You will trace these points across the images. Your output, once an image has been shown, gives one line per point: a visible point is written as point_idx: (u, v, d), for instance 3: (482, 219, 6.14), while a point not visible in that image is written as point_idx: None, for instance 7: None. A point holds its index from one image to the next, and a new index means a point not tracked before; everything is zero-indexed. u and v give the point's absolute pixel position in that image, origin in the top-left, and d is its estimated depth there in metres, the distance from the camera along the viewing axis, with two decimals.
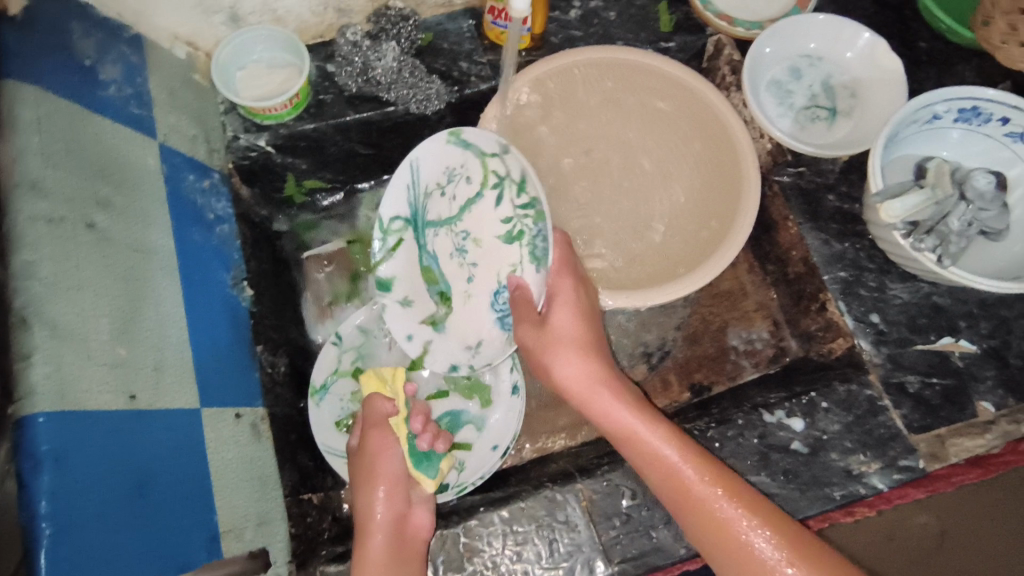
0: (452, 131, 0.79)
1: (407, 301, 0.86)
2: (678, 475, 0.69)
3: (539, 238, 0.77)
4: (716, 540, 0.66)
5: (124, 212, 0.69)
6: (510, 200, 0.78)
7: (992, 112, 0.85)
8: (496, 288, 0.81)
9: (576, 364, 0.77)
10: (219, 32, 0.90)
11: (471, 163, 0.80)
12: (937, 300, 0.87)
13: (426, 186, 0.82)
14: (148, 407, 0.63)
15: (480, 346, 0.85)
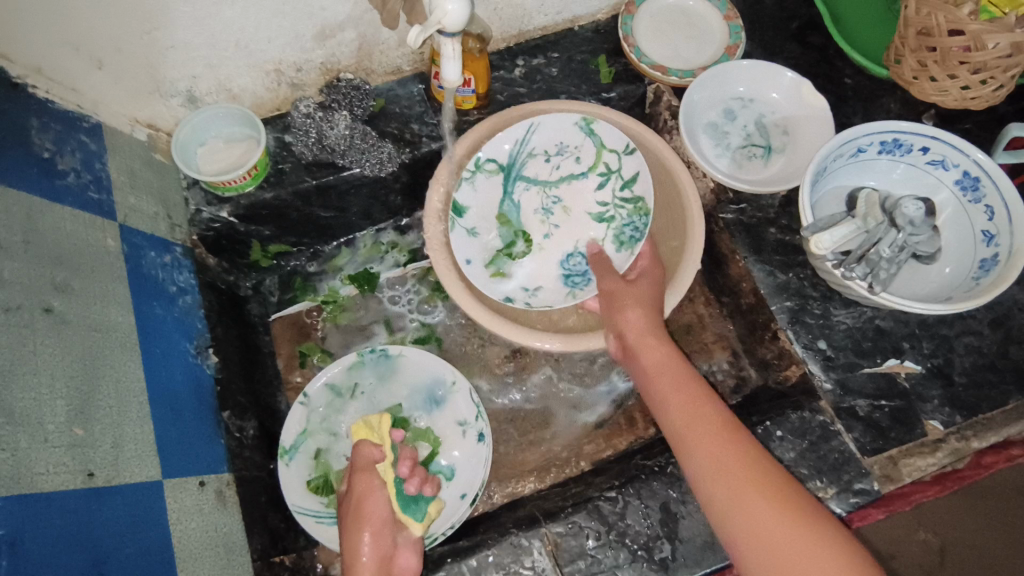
0: (584, 117, 0.98)
1: (474, 231, 0.99)
2: (699, 415, 0.75)
3: (628, 226, 1.00)
4: (711, 470, 0.70)
5: (82, 294, 0.72)
6: (611, 189, 1.01)
7: (912, 143, 0.90)
8: (570, 251, 1.01)
9: (637, 317, 0.86)
10: (178, 113, 0.95)
11: (587, 147, 1.01)
12: (880, 323, 0.90)
13: (535, 149, 1.00)
14: (106, 483, 0.65)
15: (537, 288, 0.99)
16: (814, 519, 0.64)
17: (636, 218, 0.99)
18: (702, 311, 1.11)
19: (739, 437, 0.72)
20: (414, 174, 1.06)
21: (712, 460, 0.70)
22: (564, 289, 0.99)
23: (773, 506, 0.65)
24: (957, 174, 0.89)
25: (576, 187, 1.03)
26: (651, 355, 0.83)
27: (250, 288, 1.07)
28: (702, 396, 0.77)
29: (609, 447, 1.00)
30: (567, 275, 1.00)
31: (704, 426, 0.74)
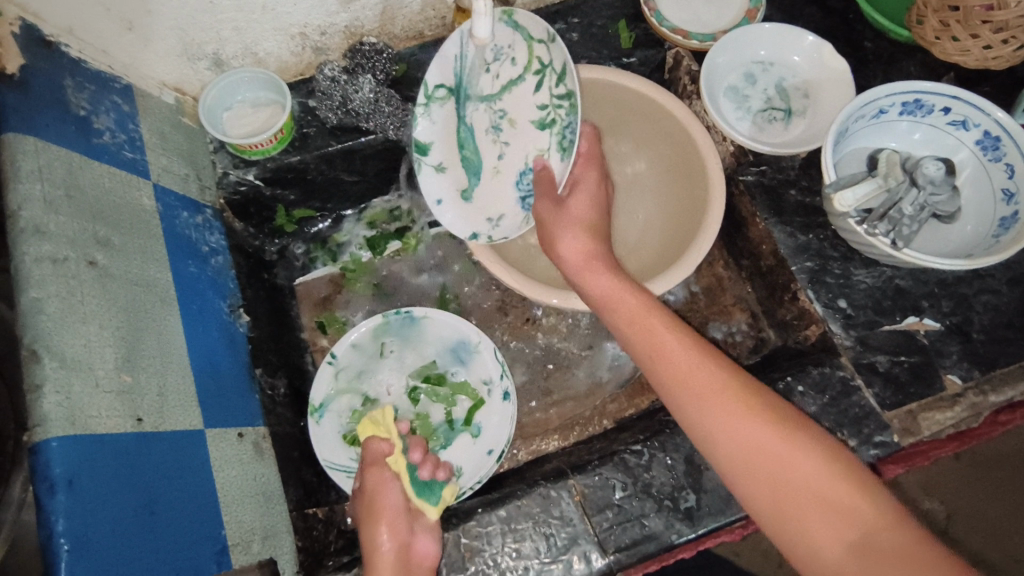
0: (504, 9, 0.77)
1: (442, 167, 0.90)
2: (658, 343, 0.71)
3: (568, 129, 0.80)
4: (682, 395, 0.67)
5: (123, 249, 0.73)
6: (549, 88, 0.80)
7: (934, 104, 0.91)
8: (524, 170, 0.85)
9: (579, 240, 0.81)
10: (205, 76, 0.95)
11: (518, 45, 0.80)
12: (900, 282, 0.92)
13: (471, 59, 0.82)
14: (153, 429, 0.67)
15: (500, 218, 0.88)
16: (796, 432, 0.62)
17: (574, 119, 0.79)
18: (720, 275, 1.12)
19: (702, 363, 0.68)
20: None
21: (686, 393, 0.67)
22: (521, 213, 0.87)
23: (755, 423, 0.63)
24: (978, 134, 0.90)
25: (518, 95, 0.83)
26: (599, 283, 0.79)
27: (275, 252, 1.09)
28: (653, 319, 0.73)
29: (631, 406, 1.02)
30: (525, 198, 0.86)
31: (665, 356, 0.70)
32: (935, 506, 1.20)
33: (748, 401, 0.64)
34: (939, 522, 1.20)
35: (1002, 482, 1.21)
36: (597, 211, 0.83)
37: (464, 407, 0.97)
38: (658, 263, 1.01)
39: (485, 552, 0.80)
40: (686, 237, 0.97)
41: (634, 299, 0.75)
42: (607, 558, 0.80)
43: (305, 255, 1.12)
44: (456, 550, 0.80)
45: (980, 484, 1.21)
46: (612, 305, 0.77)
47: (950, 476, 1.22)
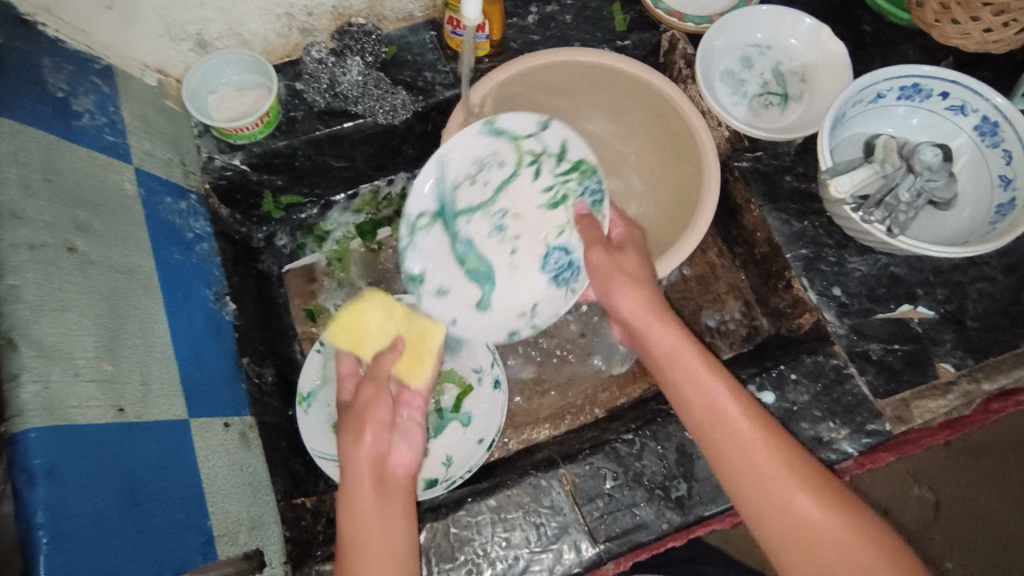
0: (485, 120, 0.82)
1: (443, 288, 0.90)
2: (717, 406, 0.71)
3: (585, 193, 0.88)
4: (741, 467, 0.68)
5: (103, 235, 0.72)
6: (550, 171, 0.88)
7: (932, 88, 0.90)
8: (546, 252, 0.90)
9: (630, 296, 0.78)
10: (188, 58, 0.93)
11: (505, 148, 0.86)
12: (894, 270, 0.91)
13: (455, 178, 0.86)
14: (137, 419, 0.66)
15: (534, 308, 0.90)
16: (855, 513, 0.64)
17: (589, 183, 0.87)
18: (714, 262, 1.11)
19: (762, 430, 0.68)
20: (427, 123, 1.05)
21: (742, 461, 0.68)
22: (557, 291, 0.90)
23: (815, 503, 0.64)
24: (976, 120, 0.89)
25: (514, 190, 0.90)
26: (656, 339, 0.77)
27: (263, 239, 1.07)
28: (713, 380, 0.72)
29: (623, 395, 1.01)
30: (555, 276, 0.90)
31: (725, 419, 0.70)
32: (924, 494, 1.21)
33: (809, 478, 0.65)
34: (928, 510, 1.20)
35: (991, 470, 1.21)
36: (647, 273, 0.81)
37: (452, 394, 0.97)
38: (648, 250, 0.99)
39: (475, 542, 0.80)
40: (680, 222, 0.96)
41: (695, 358, 0.74)
42: (598, 548, 0.80)
43: (292, 243, 1.10)
44: (446, 540, 0.79)
45: (970, 472, 1.21)
46: (670, 364, 0.75)
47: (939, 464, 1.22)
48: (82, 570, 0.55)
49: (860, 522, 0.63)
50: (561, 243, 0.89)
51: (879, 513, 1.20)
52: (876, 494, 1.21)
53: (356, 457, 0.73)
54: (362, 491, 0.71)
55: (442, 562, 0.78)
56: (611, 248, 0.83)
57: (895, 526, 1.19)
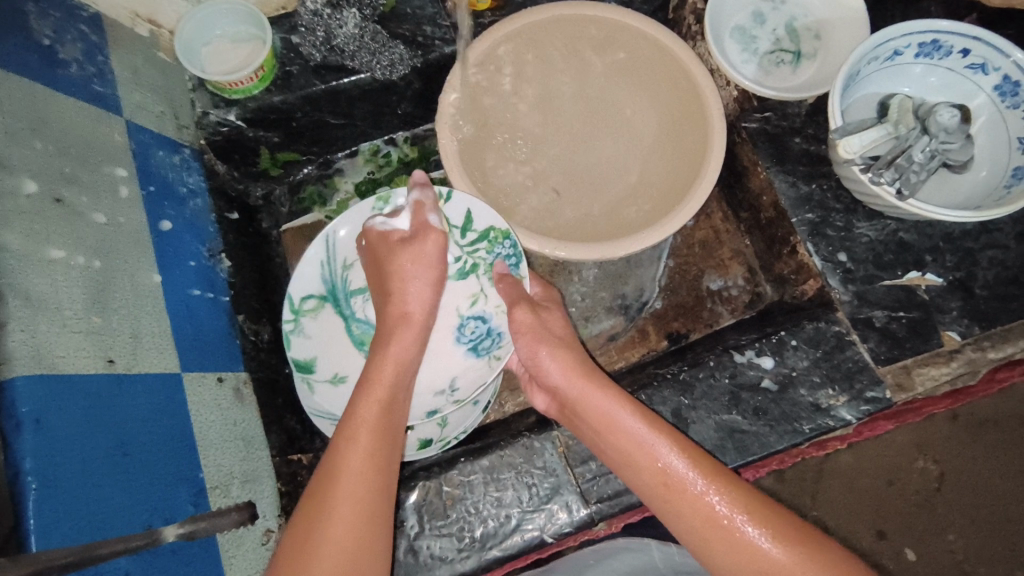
0: (379, 195, 0.87)
1: (338, 378, 0.85)
2: (667, 469, 0.68)
3: (494, 260, 0.89)
4: (696, 533, 0.65)
5: (92, 187, 0.71)
6: (457, 241, 0.89)
7: (952, 45, 0.85)
8: (459, 323, 0.88)
9: (556, 360, 0.77)
10: (180, 9, 0.91)
11: None
12: (903, 236, 0.88)
13: (345, 258, 0.87)
14: (126, 370, 0.66)
15: (453, 384, 0.87)
16: (828, 554, 0.61)
17: (498, 247, 0.89)
18: (719, 226, 1.09)
19: (718, 486, 0.66)
20: (426, 80, 1.02)
21: (701, 523, 0.65)
22: (478, 361, 0.88)
23: (784, 545, 0.62)
24: (997, 79, 0.85)
25: None
26: (592, 408, 0.72)
27: (260, 198, 1.07)
28: (661, 443, 0.69)
29: (621, 358, 1.04)
30: (473, 346, 0.88)
31: (680, 483, 0.67)
32: (928, 466, 1.19)
33: (774, 526, 0.63)
34: (930, 482, 1.19)
35: (997, 444, 1.20)
36: (570, 333, 0.81)
37: None
38: (662, 196, 0.94)
39: (467, 500, 0.80)
40: (683, 173, 0.94)
41: (634, 418, 0.71)
42: (589, 508, 0.80)
43: (290, 203, 1.10)
44: (438, 498, 0.80)
45: (975, 446, 1.20)
46: (609, 431, 0.71)
47: (943, 437, 1.21)
48: (68, 515, 0.55)
49: (835, 560, 0.61)
50: (475, 313, 0.88)
51: (880, 485, 1.19)
52: (877, 466, 1.20)
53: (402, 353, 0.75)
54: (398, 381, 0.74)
55: (433, 519, 0.79)
56: (537, 306, 0.82)
57: (895, 498, 1.18)
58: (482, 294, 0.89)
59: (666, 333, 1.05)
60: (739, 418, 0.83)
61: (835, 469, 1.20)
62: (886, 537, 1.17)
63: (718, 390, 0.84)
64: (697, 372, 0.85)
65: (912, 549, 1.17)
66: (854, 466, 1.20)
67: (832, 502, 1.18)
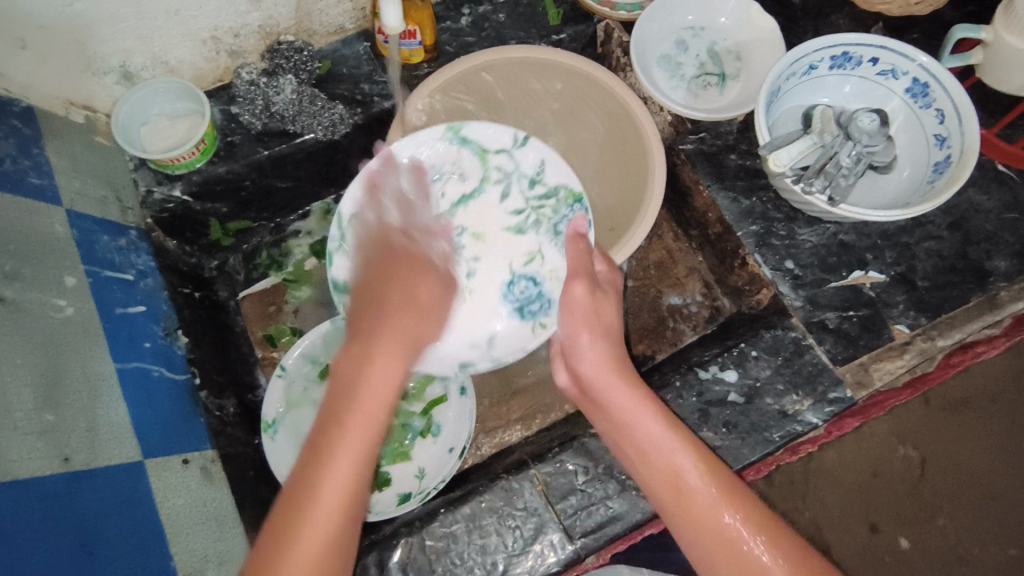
0: (451, 126, 0.84)
1: None
2: (678, 474, 0.68)
3: (558, 221, 0.85)
4: (704, 544, 0.65)
5: (36, 280, 0.69)
6: (520, 192, 0.86)
7: (861, 55, 0.91)
8: (511, 280, 0.85)
9: (594, 350, 0.75)
10: (115, 92, 0.91)
11: (468, 160, 0.86)
12: (843, 238, 0.91)
13: (404, 185, 0.83)
14: (85, 467, 0.64)
15: (490, 341, 0.85)
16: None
17: (567, 210, 0.84)
18: (671, 247, 1.11)
19: (730, 501, 0.66)
20: (369, 135, 1.04)
21: (711, 537, 0.65)
22: (523, 323, 0.85)
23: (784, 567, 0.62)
24: (907, 82, 0.90)
25: (476, 207, 0.87)
26: (618, 403, 0.72)
27: (215, 268, 1.06)
28: (678, 449, 0.69)
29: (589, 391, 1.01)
30: (521, 307, 0.85)
31: (690, 492, 0.67)
32: (909, 452, 1.21)
33: (781, 546, 0.63)
34: (914, 467, 1.21)
35: (969, 422, 1.22)
36: (615, 324, 0.78)
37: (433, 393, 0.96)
38: (617, 214, 0.98)
39: (451, 552, 0.79)
40: (628, 197, 0.98)
41: (654, 420, 0.70)
42: (575, 544, 0.79)
43: (245, 269, 1.09)
44: (421, 553, 0.78)
45: (950, 427, 1.22)
46: (627, 433, 0.71)
47: (920, 423, 1.23)
48: None
49: None
50: (527, 272, 0.85)
51: (867, 476, 1.21)
52: (862, 458, 1.21)
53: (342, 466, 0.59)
54: (347, 499, 0.59)
55: None
56: (596, 285, 0.77)
57: (882, 487, 1.20)
58: (540, 257, 0.85)
59: (632, 356, 1.07)
60: (711, 435, 0.84)
61: (821, 466, 1.21)
62: (879, 528, 1.19)
63: (687, 408, 0.85)
64: (665, 394, 0.86)
65: (905, 536, 1.18)
66: (840, 461, 1.21)
67: (822, 499, 1.20)
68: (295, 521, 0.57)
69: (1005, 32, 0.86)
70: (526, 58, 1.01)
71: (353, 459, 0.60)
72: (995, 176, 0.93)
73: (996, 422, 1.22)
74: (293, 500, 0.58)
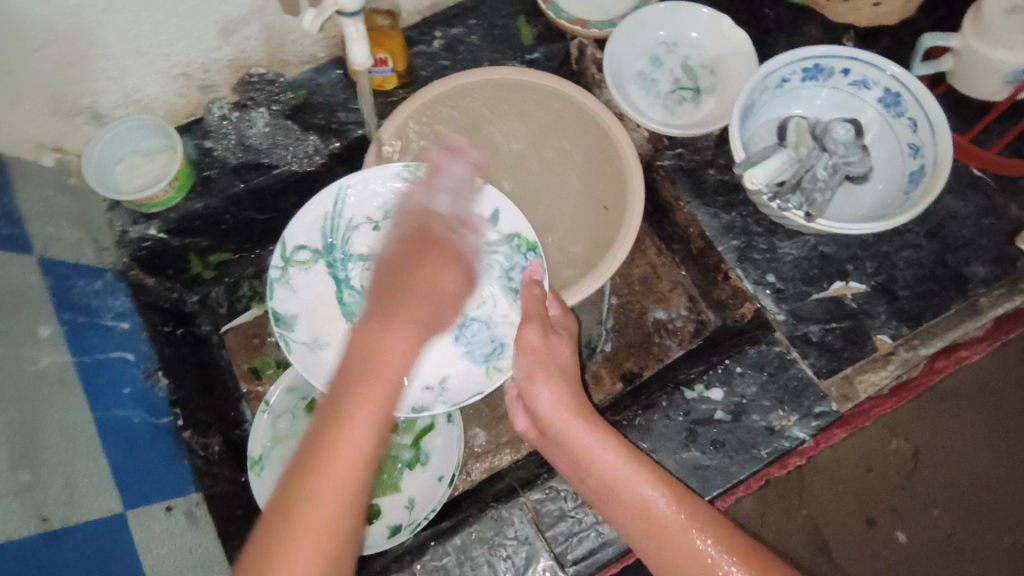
0: (406, 165, 0.80)
1: (314, 341, 0.80)
2: (643, 504, 0.68)
3: (512, 270, 0.81)
4: (674, 572, 0.65)
5: (4, 335, 0.68)
6: (470, 239, 0.81)
7: (833, 67, 0.91)
8: (461, 324, 0.81)
9: (551, 393, 0.74)
10: (86, 132, 0.90)
11: (410, 203, 0.82)
12: (824, 249, 0.92)
13: (353, 219, 0.82)
14: (64, 524, 0.64)
15: (442, 383, 0.81)
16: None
17: (522, 257, 0.81)
18: (654, 262, 1.11)
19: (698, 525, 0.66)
20: (346, 162, 1.03)
21: (685, 564, 0.64)
22: (478, 368, 0.81)
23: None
24: (879, 92, 0.90)
25: None
26: (574, 439, 0.72)
27: (196, 303, 1.04)
28: (641, 479, 0.69)
29: None
30: (472, 351, 0.82)
31: (658, 517, 0.67)
32: (902, 446, 1.20)
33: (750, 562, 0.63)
34: (907, 460, 1.19)
35: (962, 416, 1.20)
36: (573, 365, 0.78)
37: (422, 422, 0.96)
38: (601, 232, 0.97)
39: None
40: (610, 214, 0.97)
41: (612, 454, 0.71)
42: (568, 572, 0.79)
43: (229, 302, 1.07)
44: None
45: (945, 421, 1.20)
46: (588, 469, 0.71)
47: (917, 420, 1.21)
48: None
49: None
50: (481, 315, 0.82)
51: (860, 471, 1.19)
52: (855, 453, 1.20)
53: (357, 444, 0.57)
54: (351, 487, 0.55)
55: None
56: (547, 327, 0.76)
57: (877, 482, 1.19)
58: (489, 300, 0.82)
59: (620, 374, 1.07)
60: (699, 454, 0.84)
61: (815, 465, 1.20)
62: (876, 522, 1.18)
63: (675, 428, 0.85)
64: (652, 415, 0.86)
65: (903, 527, 1.17)
66: (833, 458, 1.20)
67: (819, 494, 1.19)
68: (320, 458, 0.56)
69: (973, 36, 0.86)
70: (493, 81, 0.99)
71: (382, 398, 0.61)
72: (970, 181, 0.93)
73: (992, 417, 1.20)
74: (302, 463, 0.56)
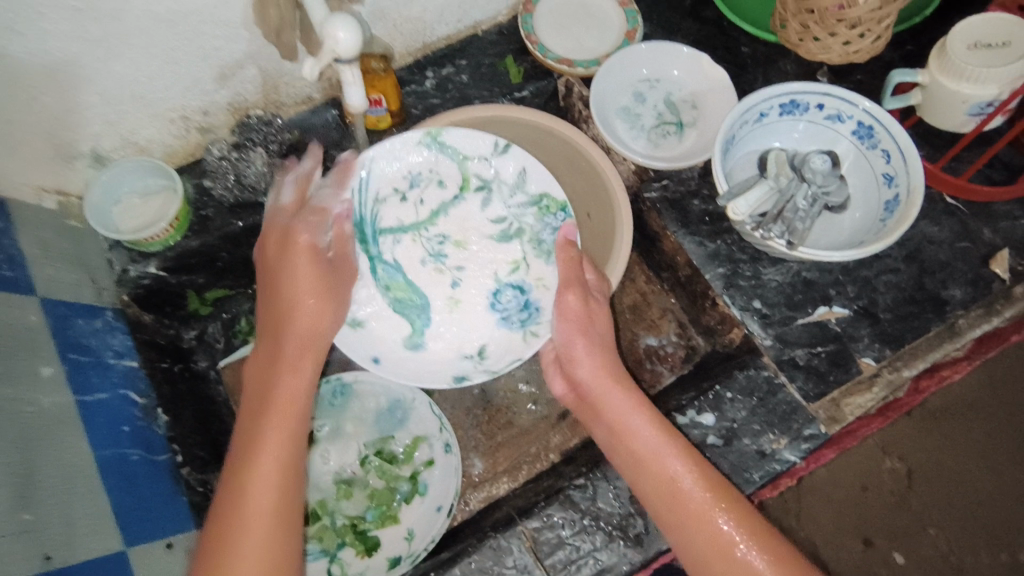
0: (427, 131, 0.86)
1: (356, 321, 0.86)
2: (671, 480, 0.70)
3: (543, 231, 0.88)
4: (696, 551, 0.67)
5: (8, 376, 0.70)
6: (500, 201, 0.89)
7: (808, 102, 0.95)
8: (497, 289, 0.89)
9: (591, 358, 0.78)
10: (86, 175, 0.92)
11: (444, 165, 0.88)
12: (807, 275, 0.95)
13: (380, 191, 0.87)
14: (65, 564, 0.64)
15: (482, 350, 0.89)
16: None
17: (549, 218, 0.88)
18: (644, 289, 1.13)
19: (724, 506, 0.67)
20: None
21: (705, 540, 0.67)
22: (516, 332, 0.88)
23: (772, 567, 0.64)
24: (853, 125, 0.95)
25: (455, 215, 0.90)
26: (612, 406, 0.75)
27: (193, 338, 1.02)
28: (670, 453, 0.71)
29: (575, 435, 1.02)
30: (506, 315, 0.89)
31: (682, 493, 0.69)
32: (896, 465, 1.22)
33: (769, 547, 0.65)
34: (901, 480, 1.21)
35: (952, 434, 1.22)
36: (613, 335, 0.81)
37: (422, 455, 0.96)
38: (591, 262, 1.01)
39: None
40: (599, 243, 1.00)
41: (645, 423, 0.73)
42: None
43: (226, 337, 1.05)
44: None
45: (936, 440, 1.22)
46: (623, 435, 0.74)
47: (909, 439, 1.23)
48: None
49: None
50: (513, 280, 0.89)
51: (856, 492, 1.21)
52: (850, 474, 1.21)
53: (264, 484, 0.64)
54: (277, 510, 0.64)
55: None
56: (587, 293, 0.81)
57: (872, 502, 1.20)
58: (523, 265, 0.89)
59: None
60: None
61: (813, 486, 1.21)
62: (873, 543, 1.19)
63: None
64: None
65: (898, 552, 1.19)
66: (830, 480, 1.21)
67: (817, 516, 1.20)
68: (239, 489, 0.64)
69: (940, 74, 0.91)
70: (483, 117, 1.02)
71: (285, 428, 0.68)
72: (944, 207, 0.97)
73: (983, 435, 1.22)
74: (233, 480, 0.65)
